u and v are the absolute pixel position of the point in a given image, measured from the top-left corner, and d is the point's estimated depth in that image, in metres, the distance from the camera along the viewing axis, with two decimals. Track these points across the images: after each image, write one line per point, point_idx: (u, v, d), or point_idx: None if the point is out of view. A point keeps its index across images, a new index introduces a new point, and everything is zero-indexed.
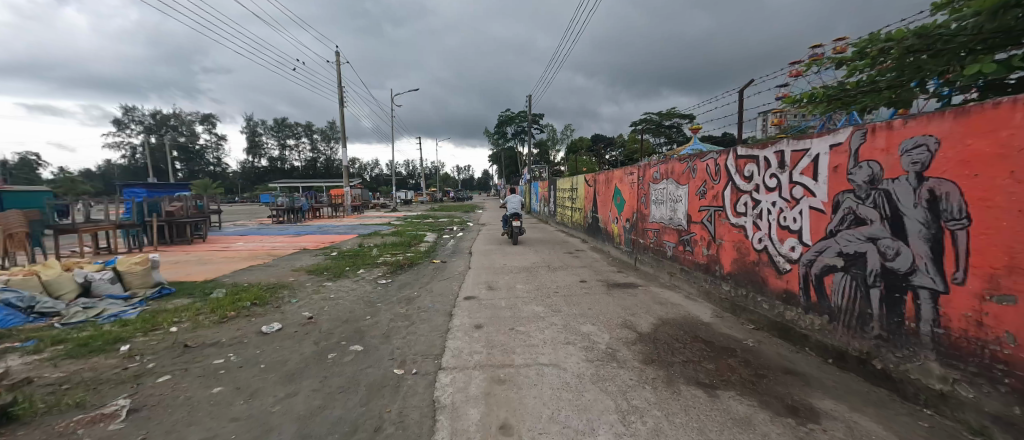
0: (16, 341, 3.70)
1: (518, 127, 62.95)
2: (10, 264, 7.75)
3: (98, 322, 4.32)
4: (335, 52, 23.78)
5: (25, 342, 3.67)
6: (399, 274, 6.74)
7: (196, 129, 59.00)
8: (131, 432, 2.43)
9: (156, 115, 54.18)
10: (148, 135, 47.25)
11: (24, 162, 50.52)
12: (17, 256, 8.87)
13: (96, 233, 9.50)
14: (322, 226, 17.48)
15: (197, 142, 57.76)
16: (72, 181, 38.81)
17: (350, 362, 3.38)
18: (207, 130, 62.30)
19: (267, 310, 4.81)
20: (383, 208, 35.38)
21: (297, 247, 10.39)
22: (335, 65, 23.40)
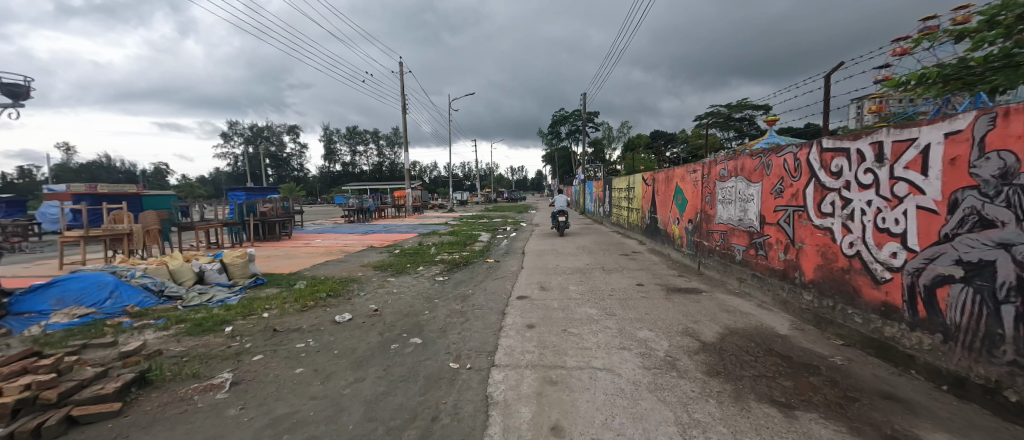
0: (151, 318, 4.54)
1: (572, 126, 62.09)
2: (149, 255, 9.49)
3: (209, 306, 5.12)
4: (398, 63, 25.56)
5: (157, 320, 4.49)
6: (455, 272, 7.04)
7: (284, 140, 67.02)
8: (233, 401, 2.84)
9: (252, 128, 62.53)
10: (248, 146, 54.99)
11: (159, 171, 61.62)
12: (153, 248, 10.82)
13: (208, 230, 11.21)
14: (387, 225, 18.86)
15: (285, 151, 65.77)
16: (192, 187, 46.50)
17: (410, 353, 3.60)
18: (293, 140, 70.54)
19: (340, 301, 5.32)
20: (440, 208, 37.15)
21: (365, 245, 11.34)
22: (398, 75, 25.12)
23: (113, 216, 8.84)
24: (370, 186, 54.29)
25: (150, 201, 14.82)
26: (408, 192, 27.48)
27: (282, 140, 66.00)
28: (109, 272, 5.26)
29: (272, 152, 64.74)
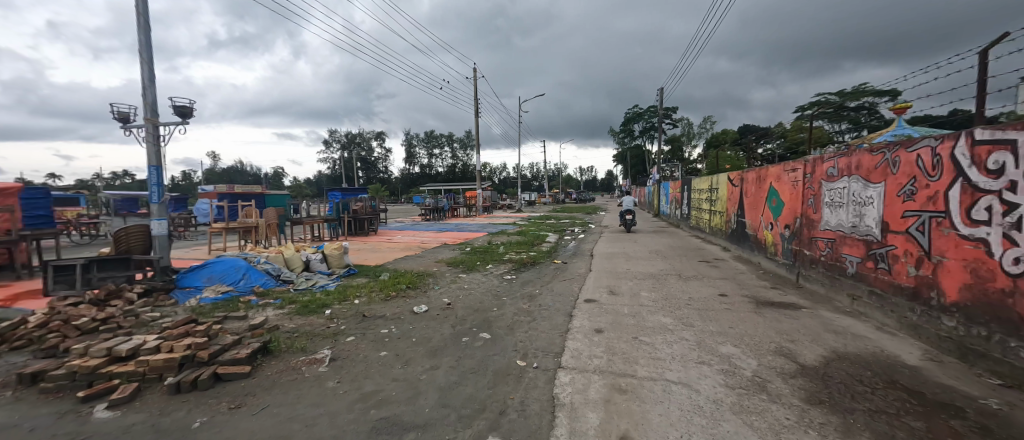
0: (270, 298, 5.42)
1: (646, 124, 58.98)
2: (270, 245, 11.34)
3: (313, 290, 5.93)
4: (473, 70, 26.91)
5: (275, 300, 5.34)
6: (523, 271, 7.15)
7: (372, 145, 74.69)
8: (331, 374, 3.26)
9: (347, 135, 70.87)
10: (345, 151, 62.67)
11: (277, 174, 73.29)
12: (273, 239, 12.90)
13: (313, 224, 12.99)
14: (459, 224, 19.93)
15: (373, 155, 73.41)
16: (302, 187, 54.49)
17: (480, 347, 3.74)
18: (379, 145, 78.27)
19: (417, 293, 5.77)
20: (508, 208, 38.07)
21: (440, 242, 12.11)
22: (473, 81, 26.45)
23: (245, 211, 10.72)
24: (444, 187, 57.85)
25: (271, 199, 17.70)
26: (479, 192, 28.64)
27: (371, 146, 74.04)
28: (243, 258, 6.39)
29: (363, 156, 72.52)
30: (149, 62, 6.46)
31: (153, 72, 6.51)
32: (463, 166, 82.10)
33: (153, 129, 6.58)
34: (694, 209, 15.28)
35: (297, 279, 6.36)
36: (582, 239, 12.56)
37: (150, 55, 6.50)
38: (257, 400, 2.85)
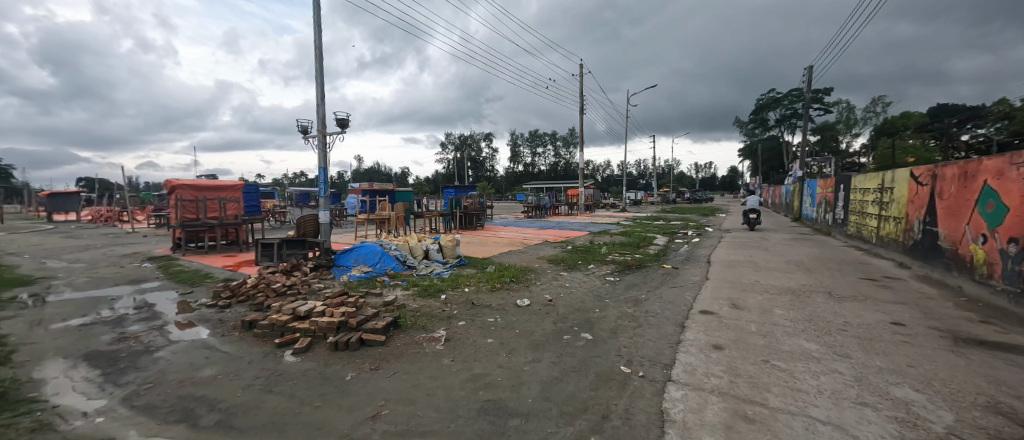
0: (398, 280, 6.31)
1: (783, 111, 50.04)
2: (399, 234, 13.25)
3: (431, 276, 6.71)
4: (579, 67, 26.75)
5: (402, 282, 6.19)
6: (627, 274, 6.82)
7: (481, 146, 80.53)
8: (445, 353, 3.63)
9: (460, 137, 77.63)
10: (458, 152, 69.18)
11: (403, 174, 85.11)
12: (401, 229, 15.03)
13: (432, 218, 14.68)
14: (560, 222, 20.09)
15: (482, 155, 79.27)
16: (423, 185, 62.17)
17: (582, 347, 3.69)
18: (486, 145, 84.06)
19: (520, 287, 6.02)
20: (609, 208, 36.69)
21: (541, 239, 12.37)
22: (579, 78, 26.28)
23: (380, 205, 12.73)
24: (544, 185, 58.85)
25: (400, 195, 20.61)
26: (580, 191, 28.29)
27: (480, 147, 80.01)
28: (379, 244, 7.58)
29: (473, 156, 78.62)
30: (321, 85, 8.13)
31: (324, 92, 8.19)
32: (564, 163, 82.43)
33: (323, 137, 8.27)
34: (855, 214, 12.27)
35: (418, 266, 7.24)
36: (696, 243, 11.35)
37: (322, 79, 8.19)
38: (389, 366, 3.36)
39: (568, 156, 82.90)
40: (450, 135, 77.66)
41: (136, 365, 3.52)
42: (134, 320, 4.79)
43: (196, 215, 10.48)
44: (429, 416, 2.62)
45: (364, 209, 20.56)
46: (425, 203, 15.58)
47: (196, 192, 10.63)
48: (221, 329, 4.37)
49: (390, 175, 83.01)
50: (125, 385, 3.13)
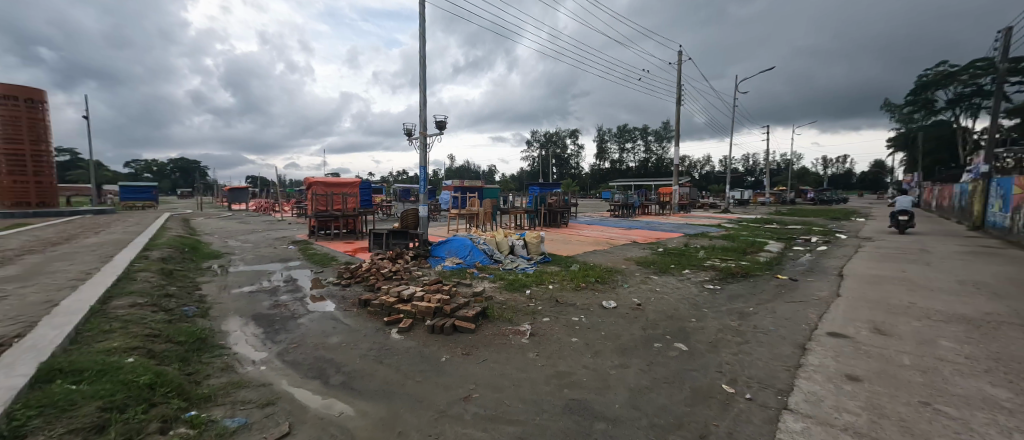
0: (486, 273, 6.66)
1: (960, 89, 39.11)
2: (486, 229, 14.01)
3: (517, 271, 6.93)
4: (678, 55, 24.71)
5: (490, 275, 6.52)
6: (729, 283, 6.12)
7: (567, 142, 80.03)
8: (530, 347, 3.71)
9: (544, 134, 78.44)
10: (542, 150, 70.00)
11: (490, 171, 89.32)
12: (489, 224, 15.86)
13: (517, 215, 15.18)
14: (649, 222, 18.94)
15: (566, 152, 78.81)
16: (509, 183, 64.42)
17: (676, 357, 3.41)
18: (570, 142, 83.29)
19: (606, 288, 5.85)
20: (707, 208, 33.23)
21: (628, 240, 11.83)
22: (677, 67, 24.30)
23: (470, 201, 13.58)
24: (632, 183, 55.91)
25: (487, 192, 21.68)
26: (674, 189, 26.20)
27: (567, 144, 79.56)
28: (469, 237, 8.10)
29: (559, 154, 78.44)
30: (424, 91, 8.97)
31: (426, 98, 9.04)
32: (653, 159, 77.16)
33: (424, 139, 9.13)
34: None
35: (504, 260, 7.53)
36: (821, 252, 9.63)
37: (425, 85, 9.04)
38: (479, 353, 3.57)
39: (659, 152, 77.37)
40: (536, 133, 78.64)
41: (285, 327, 4.38)
42: (283, 290, 5.97)
43: (325, 207, 12.51)
44: (516, 406, 2.69)
45: (455, 204, 22.17)
46: (511, 200, 16.17)
47: (325, 187, 12.69)
48: (343, 305, 5.17)
49: (478, 173, 87.89)
50: (278, 342, 3.92)
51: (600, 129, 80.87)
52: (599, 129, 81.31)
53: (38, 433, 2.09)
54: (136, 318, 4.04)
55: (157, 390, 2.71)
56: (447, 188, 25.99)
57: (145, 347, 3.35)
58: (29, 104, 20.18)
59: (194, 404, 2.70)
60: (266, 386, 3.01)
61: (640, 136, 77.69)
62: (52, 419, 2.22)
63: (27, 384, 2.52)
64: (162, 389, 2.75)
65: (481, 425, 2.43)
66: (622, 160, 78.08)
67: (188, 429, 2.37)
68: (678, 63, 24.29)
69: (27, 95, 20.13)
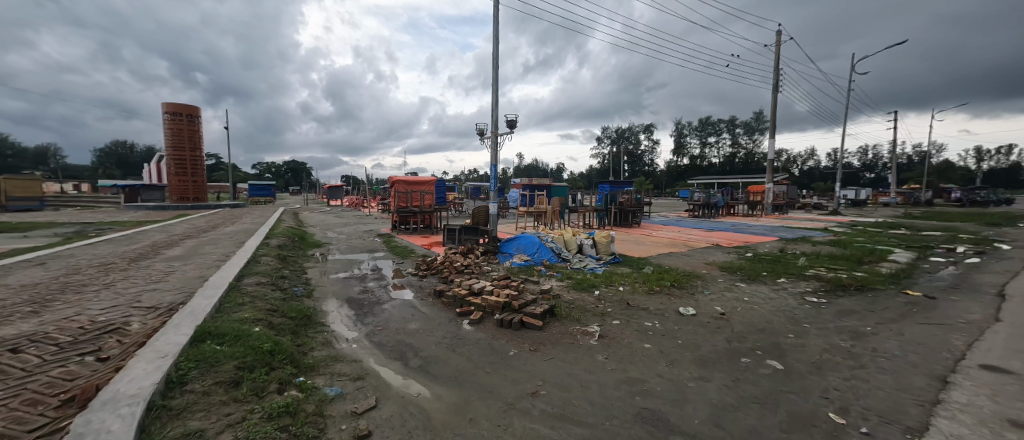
0: (554, 271, 6.66)
1: None
2: (554, 227, 14.01)
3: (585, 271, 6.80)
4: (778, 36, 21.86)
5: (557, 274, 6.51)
6: (839, 296, 5.25)
7: (640, 138, 75.89)
8: (600, 349, 3.61)
9: (616, 131, 75.59)
10: (614, 147, 67.55)
11: (558, 170, 88.88)
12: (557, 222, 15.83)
13: (586, 213, 14.90)
14: (735, 224, 17.16)
15: (639, 148, 74.90)
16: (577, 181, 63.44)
17: (768, 376, 3.03)
18: (644, 138, 78.91)
19: (684, 293, 5.44)
20: (810, 209, 28.85)
21: (710, 242, 10.82)
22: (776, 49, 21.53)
23: (538, 199, 13.69)
24: (715, 180, 50.95)
25: (555, 190, 21.59)
26: (767, 187, 23.25)
27: (639, 140, 75.47)
28: (537, 235, 8.16)
29: (631, 150, 74.68)
30: (497, 92, 9.27)
31: (498, 98, 9.30)
32: (741, 154, 69.36)
33: (496, 138, 9.44)
34: None
35: (572, 259, 7.45)
36: (972, 264, 7.76)
37: (497, 86, 9.31)
38: (546, 350, 3.58)
39: (747, 146, 69.30)
40: (606, 129, 75.96)
41: (372, 310, 4.88)
42: (370, 278, 6.66)
43: (406, 203, 13.68)
44: (584, 407, 2.62)
45: (523, 202, 22.50)
46: (580, 198, 15.91)
47: (406, 185, 13.89)
48: (420, 294, 5.60)
49: (545, 171, 88.18)
50: (367, 324, 4.39)
51: (677, 123, 75.17)
52: (676, 122, 75.64)
53: (196, 381, 2.63)
54: (260, 295, 4.86)
55: (276, 356, 3.23)
56: (516, 186, 26.48)
57: (267, 319, 4.00)
58: (190, 118, 25.33)
59: (302, 371, 3.15)
60: (357, 362, 3.38)
61: (725, 129, 70.38)
62: (205, 371, 2.77)
63: (189, 341, 3.18)
64: (279, 355, 3.26)
65: (548, 423, 2.43)
66: (703, 155, 71.59)
67: (298, 391, 2.77)
68: (777, 44, 21.45)
69: (189, 112, 25.27)
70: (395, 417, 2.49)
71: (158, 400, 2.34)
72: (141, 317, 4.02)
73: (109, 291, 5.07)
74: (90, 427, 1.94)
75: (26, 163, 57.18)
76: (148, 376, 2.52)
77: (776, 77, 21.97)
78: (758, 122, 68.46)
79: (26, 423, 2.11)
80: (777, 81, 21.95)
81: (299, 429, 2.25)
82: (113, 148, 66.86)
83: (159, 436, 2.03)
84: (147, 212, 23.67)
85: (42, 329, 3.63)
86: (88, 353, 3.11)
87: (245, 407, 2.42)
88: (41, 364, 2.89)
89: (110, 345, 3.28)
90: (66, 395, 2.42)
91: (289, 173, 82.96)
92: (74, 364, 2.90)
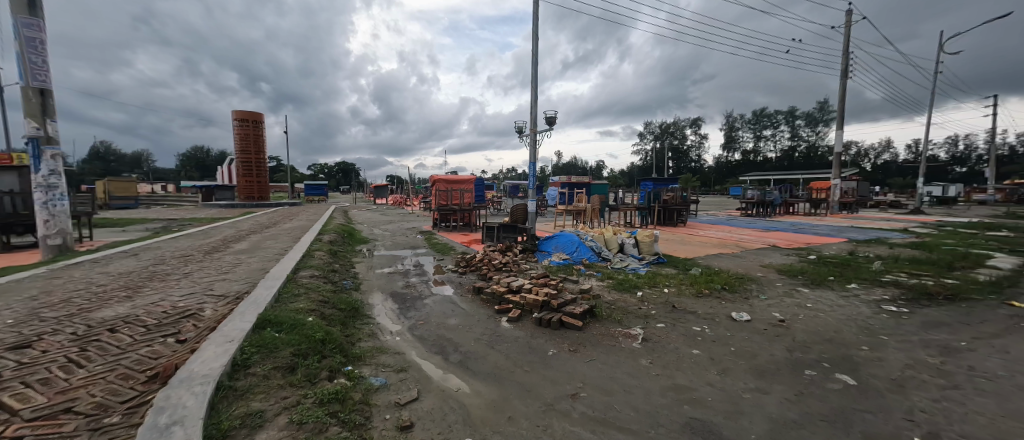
0: (594, 271, 6.52)
1: None
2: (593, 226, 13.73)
3: (627, 271, 6.58)
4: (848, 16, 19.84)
5: (598, 273, 6.36)
6: (924, 306, 4.63)
7: (686, 133, 72.16)
8: (643, 353, 3.46)
9: (659, 126, 72.55)
10: (657, 142, 64.97)
11: (597, 167, 87.09)
12: (597, 221, 15.48)
13: (627, 211, 14.45)
14: (796, 224, 15.79)
15: (685, 143, 71.30)
16: (617, 178, 61.80)
17: (839, 392, 2.72)
18: (691, 133, 74.94)
19: (736, 297, 5.08)
20: (885, 208, 25.84)
21: (765, 243, 10.03)
22: (844, 31, 19.60)
23: (577, 197, 13.49)
24: (770, 176, 47.26)
25: (595, 188, 21.13)
26: (833, 183, 21.12)
27: (686, 134, 71.73)
28: (577, 233, 8.03)
29: (677, 146, 71.17)
30: (536, 90, 9.24)
31: (538, 95, 9.27)
32: (800, 148, 63.80)
33: (535, 136, 9.41)
34: None
35: (612, 258, 7.24)
36: None
37: (536, 84, 9.28)
38: (586, 351, 3.50)
39: (808, 139, 63.56)
40: (650, 124, 72.98)
41: (414, 305, 5.05)
42: (412, 273, 6.90)
43: (447, 201, 14.06)
44: (626, 413, 2.51)
45: (562, 201, 22.27)
46: (622, 196, 15.44)
47: (447, 184, 14.28)
48: (460, 290, 5.72)
49: (585, 169, 86.82)
50: (409, 318, 4.54)
51: (727, 115, 70.60)
52: (726, 115, 71.08)
53: (258, 365, 2.85)
54: (314, 287, 5.20)
55: (327, 345, 3.42)
56: (554, 184, 26.24)
57: (319, 310, 4.27)
58: (255, 124, 27.77)
59: (350, 360, 3.32)
60: (401, 355, 3.50)
61: (783, 121, 65.01)
62: (265, 356, 3.00)
63: (252, 327, 3.47)
64: (330, 344, 3.45)
65: (589, 426, 2.36)
66: (756, 150, 66.70)
67: (346, 380, 2.91)
68: (846, 25, 19.45)
69: (254, 118, 27.71)
70: (436, 410, 2.54)
71: (226, 381, 2.57)
72: (213, 303, 4.46)
73: (188, 279, 5.67)
74: (170, 402, 2.17)
75: (126, 168, 65.88)
76: (218, 358, 2.77)
77: (845, 61, 19.92)
78: (822, 112, 62.45)
79: (119, 395, 2.40)
80: (845, 66, 19.97)
81: (347, 416, 2.36)
82: (192, 153, 75.20)
83: (225, 414, 2.22)
84: (219, 210, 26.34)
85: (135, 312, 4.14)
86: (170, 335, 3.49)
87: (299, 392, 2.59)
88: (133, 343, 3.29)
89: (187, 328, 3.67)
90: (151, 371, 2.73)
91: (339, 174, 88.56)
92: (158, 344, 3.27)
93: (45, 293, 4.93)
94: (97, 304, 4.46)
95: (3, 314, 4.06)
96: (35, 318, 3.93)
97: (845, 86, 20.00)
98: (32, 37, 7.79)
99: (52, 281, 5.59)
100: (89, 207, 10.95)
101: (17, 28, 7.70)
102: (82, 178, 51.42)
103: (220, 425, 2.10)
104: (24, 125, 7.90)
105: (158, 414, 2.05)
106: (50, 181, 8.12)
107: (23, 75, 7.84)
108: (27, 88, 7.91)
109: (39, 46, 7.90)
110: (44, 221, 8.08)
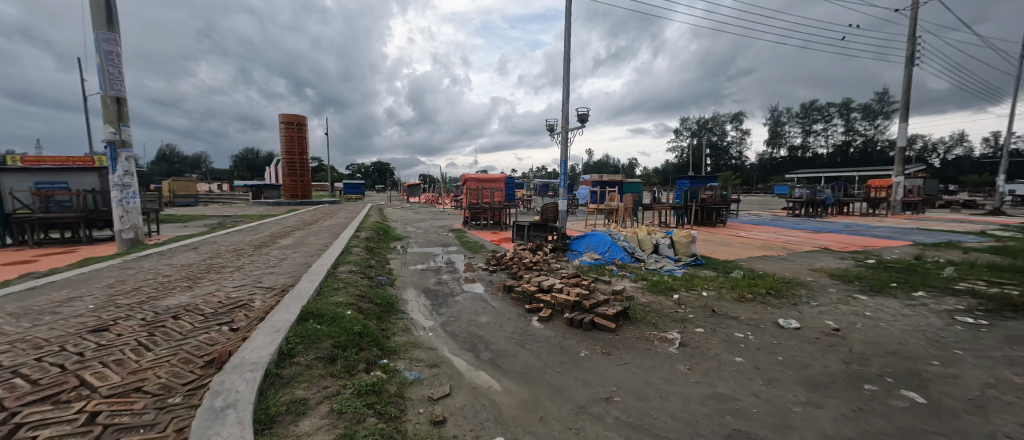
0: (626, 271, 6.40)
1: None
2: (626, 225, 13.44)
3: (662, 272, 6.39)
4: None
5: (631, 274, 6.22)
6: (1007, 318, 4.12)
7: (726, 128, 68.51)
8: (681, 359, 3.33)
9: (698, 122, 69.59)
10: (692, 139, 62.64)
11: (630, 165, 85.12)
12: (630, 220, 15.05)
13: (661, 210, 13.99)
14: (851, 225, 14.62)
15: (724, 140, 67.91)
16: (650, 177, 59.91)
17: (905, 411, 2.46)
18: (732, 129, 71.14)
19: (783, 303, 4.76)
20: (958, 208, 23.34)
21: (815, 245, 9.38)
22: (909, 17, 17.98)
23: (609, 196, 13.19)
24: (821, 174, 44.01)
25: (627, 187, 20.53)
26: (895, 181, 19.36)
27: (725, 130, 68.28)
28: (609, 232, 7.85)
29: (715, 142, 67.82)
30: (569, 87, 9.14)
31: (569, 92, 9.15)
32: (855, 143, 58.79)
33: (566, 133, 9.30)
34: None
35: (646, 258, 7.04)
36: None
37: (568, 81, 9.20)
38: (620, 354, 3.42)
39: (865, 133, 58.53)
40: (686, 120, 69.90)
41: (446, 301, 5.13)
42: (444, 270, 7.03)
43: (477, 200, 14.25)
44: (664, 420, 2.42)
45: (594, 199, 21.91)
46: (656, 194, 14.98)
47: (477, 183, 14.48)
48: (491, 288, 5.75)
49: (617, 167, 84.88)
50: (441, 314, 4.63)
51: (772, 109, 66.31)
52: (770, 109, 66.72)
53: (301, 355, 3.01)
54: (352, 281, 5.42)
55: (364, 337, 3.53)
56: (585, 182, 25.81)
57: (357, 304, 4.45)
58: (298, 126, 29.32)
59: (385, 354, 3.42)
60: (433, 350, 3.57)
61: (836, 114, 60.23)
62: (308, 346, 3.16)
63: (297, 319, 3.67)
64: (367, 337, 3.56)
65: (623, 432, 2.29)
66: (805, 145, 62.28)
67: (382, 372, 3.00)
68: (913, 8, 17.78)
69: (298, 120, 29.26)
70: (468, 407, 2.56)
71: (274, 368, 2.74)
72: (262, 295, 4.77)
73: (239, 272, 6.11)
74: (224, 386, 2.33)
75: (186, 169, 72.01)
76: (267, 346, 2.95)
77: (913, 47, 18.18)
78: (881, 105, 57.41)
79: (181, 378, 2.61)
80: (913, 53, 18.26)
81: (383, 407, 2.42)
82: (243, 155, 80.98)
83: (273, 400, 2.35)
84: (266, 207, 28.21)
85: (194, 301, 4.50)
86: (224, 323, 3.76)
87: (339, 382, 2.69)
88: (193, 330, 3.57)
89: (240, 318, 3.93)
90: (208, 357, 2.95)
91: (375, 173, 92.22)
92: (214, 332, 3.53)
93: (120, 282, 5.46)
94: (162, 293, 4.90)
95: (86, 300, 4.55)
96: (111, 304, 4.37)
97: (911, 74, 18.27)
98: (110, 50, 8.69)
99: (125, 272, 6.17)
100: (156, 204, 12.06)
101: (98, 43, 8.61)
102: (151, 178, 57.10)
103: (268, 410, 2.23)
104: (104, 130, 8.80)
105: (214, 397, 2.21)
106: (124, 180, 8.98)
107: (102, 85, 8.72)
108: (106, 96, 8.80)
109: (116, 59, 8.80)
110: (119, 217, 8.97)
